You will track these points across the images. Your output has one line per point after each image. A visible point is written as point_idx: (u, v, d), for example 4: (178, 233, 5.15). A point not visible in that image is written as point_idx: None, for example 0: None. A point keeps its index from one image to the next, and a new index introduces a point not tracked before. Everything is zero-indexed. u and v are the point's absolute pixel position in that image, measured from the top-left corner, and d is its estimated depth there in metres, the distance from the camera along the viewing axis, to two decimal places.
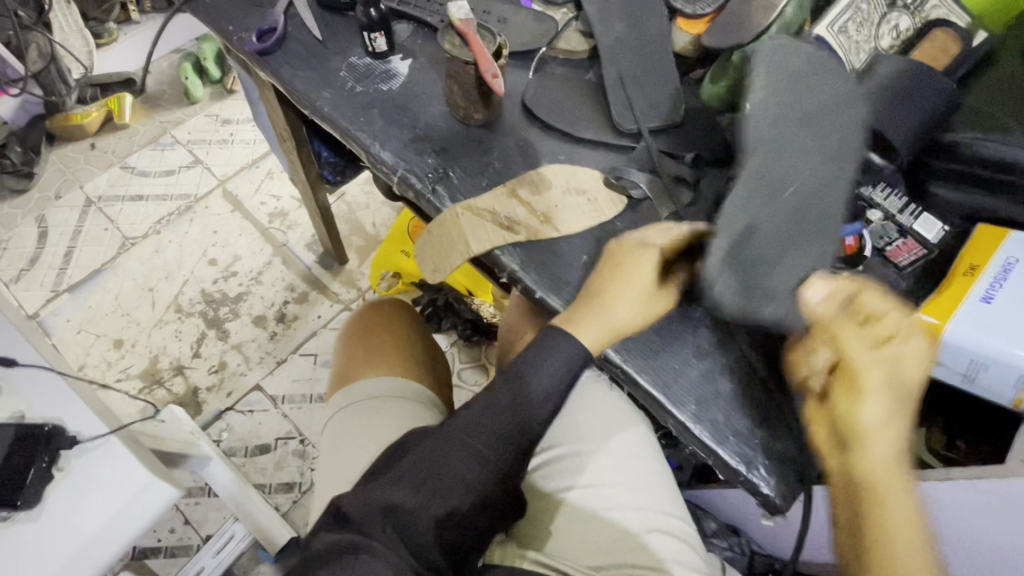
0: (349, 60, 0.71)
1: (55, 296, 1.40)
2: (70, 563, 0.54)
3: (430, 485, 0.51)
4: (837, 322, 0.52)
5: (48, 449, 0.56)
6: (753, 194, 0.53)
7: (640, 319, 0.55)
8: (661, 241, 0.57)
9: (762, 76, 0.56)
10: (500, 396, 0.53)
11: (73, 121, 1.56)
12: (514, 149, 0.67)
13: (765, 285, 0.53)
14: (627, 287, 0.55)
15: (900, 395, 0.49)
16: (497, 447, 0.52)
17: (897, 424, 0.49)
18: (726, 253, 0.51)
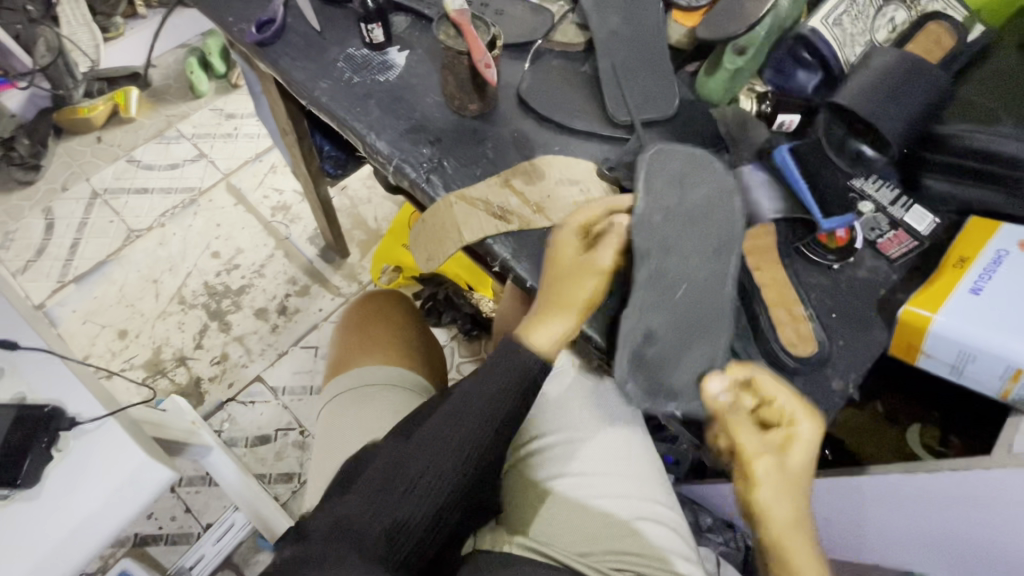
0: (348, 51, 0.72)
1: (60, 286, 1.42)
2: (69, 541, 0.55)
3: (391, 497, 0.52)
4: (733, 418, 0.54)
5: (48, 429, 0.57)
6: (649, 298, 0.55)
7: (599, 285, 0.57)
8: (574, 225, 0.58)
9: (645, 185, 0.57)
10: (456, 408, 0.55)
11: (80, 115, 1.58)
12: (509, 139, 0.67)
13: (666, 384, 0.54)
14: (557, 275, 0.57)
15: (794, 478, 0.54)
16: (456, 456, 0.53)
17: (795, 504, 0.53)
18: (631, 358, 0.54)
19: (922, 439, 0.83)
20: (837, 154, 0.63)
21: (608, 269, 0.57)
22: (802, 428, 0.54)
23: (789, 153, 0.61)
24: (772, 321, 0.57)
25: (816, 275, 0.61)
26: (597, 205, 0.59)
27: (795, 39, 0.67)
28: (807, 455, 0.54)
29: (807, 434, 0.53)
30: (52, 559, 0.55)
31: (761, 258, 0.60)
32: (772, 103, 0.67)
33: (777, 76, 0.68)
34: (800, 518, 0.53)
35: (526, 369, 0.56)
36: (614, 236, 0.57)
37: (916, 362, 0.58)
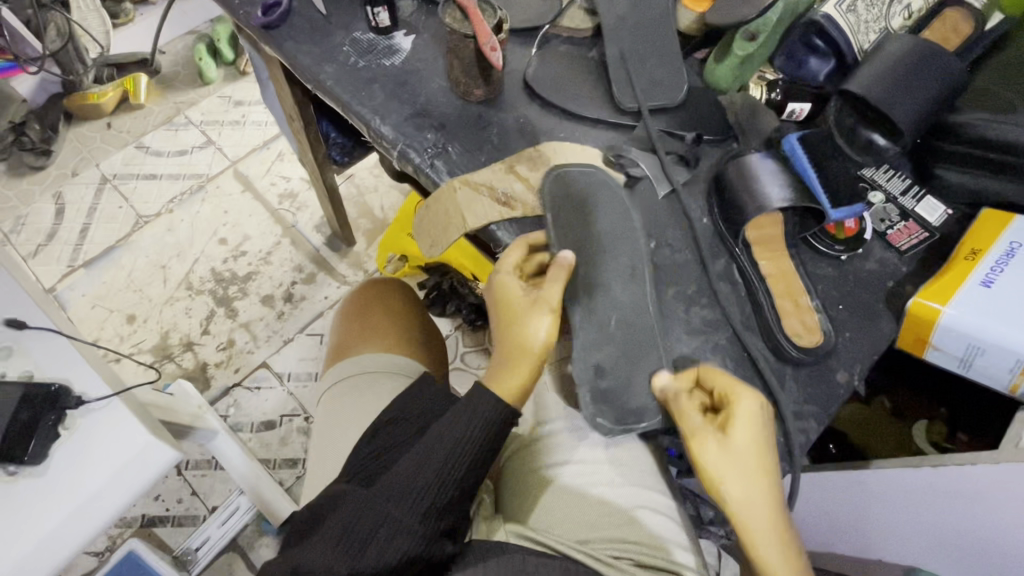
0: (353, 35, 0.72)
1: (70, 271, 1.44)
2: (74, 518, 0.56)
3: (347, 552, 0.50)
4: (678, 406, 0.53)
5: (55, 408, 0.58)
6: (589, 336, 0.56)
7: (551, 331, 0.56)
8: (509, 268, 0.58)
9: (553, 219, 0.58)
10: (417, 460, 0.54)
11: (90, 100, 1.59)
12: (514, 126, 0.67)
13: (629, 407, 0.55)
14: (506, 319, 0.57)
15: (745, 461, 0.50)
16: (416, 512, 0.53)
17: (752, 486, 0.50)
18: (591, 396, 0.55)
19: (929, 436, 0.82)
20: (847, 144, 0.62)
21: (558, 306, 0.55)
22: (745, 402, 0.51)
23: (798, 141, 0.60)
24: (779, 310, 0.57)
25: (824, 266, 0.60)
26: (518, 244, 0.58)
27: (806, 27, 0.66)
28: (756, 434, 0.51)
29: (749, 410, 0.51)
30: (57, 536, 0.55)
31: (767, 248, 0.60)
32: (781, 91, 0.66)
33: (788, 63, 0.67)
34: (764, 492, 0.50)
35: (488, 423, 0.55)
36: (557, 270, 0.56)
37: (923, 355, 0.57)
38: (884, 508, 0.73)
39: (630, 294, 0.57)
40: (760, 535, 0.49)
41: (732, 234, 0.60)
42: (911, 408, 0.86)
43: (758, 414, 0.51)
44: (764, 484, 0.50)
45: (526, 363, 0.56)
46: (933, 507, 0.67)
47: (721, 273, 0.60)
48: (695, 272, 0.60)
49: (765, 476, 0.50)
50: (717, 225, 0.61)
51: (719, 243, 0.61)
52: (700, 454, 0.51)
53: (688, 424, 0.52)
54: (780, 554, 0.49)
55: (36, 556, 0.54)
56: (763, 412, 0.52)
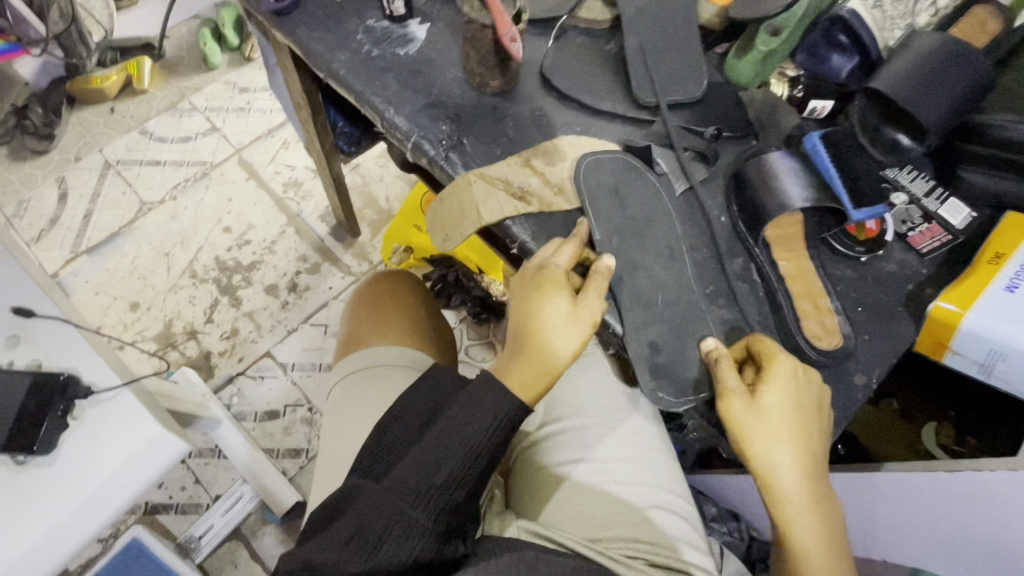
0: (367, 23, 0.70)
1: (74, 257, 1.43)
2: (83, 508, 0.56)
3: (361, 552, 0.50)
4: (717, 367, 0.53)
5: (64, 397, 0.57)
6: (638, 316, 0.56)
7: (585, 336, 0.55)
8: (562, 261, 0.56)
9: (591, 206, 0.59)
10: (431, 458, 0.53)
11: (93, 85, 1.57)
12: (530, 118, 0.65)
13: (688, 378, 0.55)
14: (547, 318, 0.54)
15: (779, 428, 0.51)
16: (430, 510, 0.52)
17: (783, 449, 0.51)
18: (649, 372, 0.54)
19: (937, 439, 0.82)
20: (870, 143, 0.60)
21: (597, 315, 0.55)
22: (783, 369, 0.52)
23: (819, 140, 0.59)
24: (798, 312, 0.56)
25: (843, 267, 0.59)
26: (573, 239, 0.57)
27: (831, 20, 0.64)
28: (793, 402, 0.51)
29: (787, 376, 0.51)
30: (65, 525, 0.55)
31: (785, 247, 0.59)
32: (804, 88, 0.65)
33: (810, 59, 0.66)
34: (794, 452, 0.51)
35: (502, 421, 0.54)
36: (600, 281, 0.55)
37: (943, 360, 0.57)
38: (893, 510, 0.73)
39: (644, 292, 0.57)
40: (786, 494, 0.51)
41: (752, 233, 0.59)
42: (920, 409, 0.86)
43: (796, 380, 0.52)
44: (796, 448, 0.51)
45: (548, 371, 0.55)
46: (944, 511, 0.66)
47: (739, 273, 0.59)
48: (713, 271, 0.59)
49: (796, 442, 0.51)
50: (735, 225, 0.60)
51: (736, 241, 0.61)
52: (735, 418, 0.52)
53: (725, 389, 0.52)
54: (804, 510, 0.52)
55: (45, 545, 0.54)
56: (803, 379, 0.52)
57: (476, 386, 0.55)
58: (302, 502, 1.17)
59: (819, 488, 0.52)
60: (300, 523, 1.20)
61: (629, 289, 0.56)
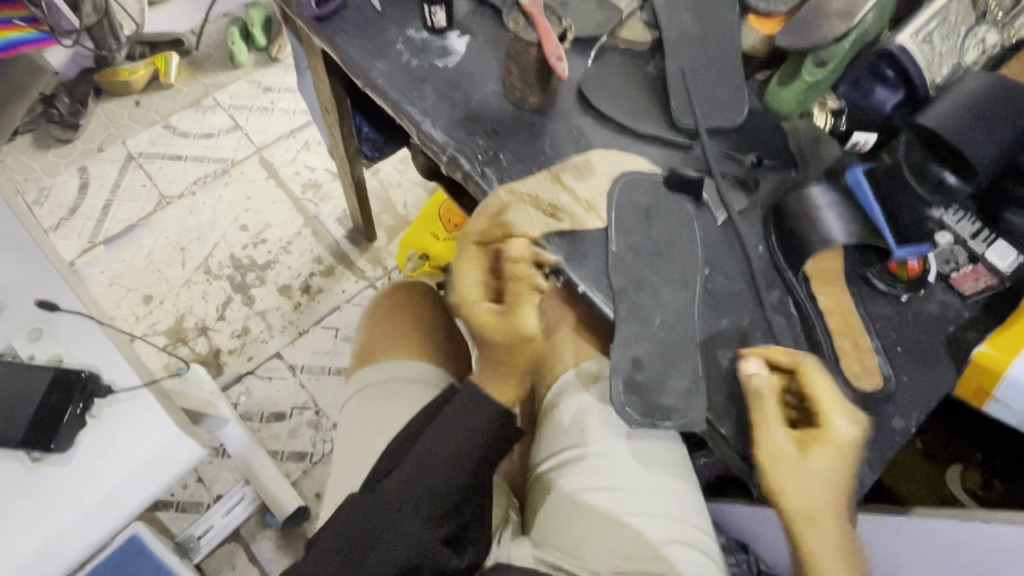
0: (407, 33, 0.70)
1: (91, 247, 1.43)
2: (96, 510, 0.54)
3: (354, 558, 0.49)
4: (766, 403, 0.52)
5: (83, 395, 0.56)
6: (660, 329, 0.55)
7: (534, 332, 0.58)
8: (477, 292, 0.58)
9: (616, 222, 0.59)
10: (416, 471, 0.54)
11: (121, 77, 1.59)
12: (566, 136, 0.65)
13: (659, 403, 0.53)
14: (496, 343, 0.57)
15: (818, 480, 0.50)
16: (418, 517, 0.52)
17: (824, 496, 0.51)
18: (627, 385, 0.53)
19: (964, 484, 0.81)
20: (917, 182, 0.59)
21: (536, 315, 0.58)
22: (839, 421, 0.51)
23: (863, 173, 0.59)
24: (836, 349, 0.55)
25: (883, 305, 0.58)
26: (468, 247, 0.60)
27: (879, 54, 0.63)
28: (842, 451, 0.51)
29: (840, 428, 0.51)
30: (77, 527, 0.53)
31: (825, 282, 0.57)
32: (847, 121, 0.64)
33: (854, 90, 0.64)
34: (833, 503, 0.51)
35: (481, 425, 0.56)
36: (518, 280, 0.58)
37: (986, 408, 0.56)
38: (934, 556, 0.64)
39: (675, 315, 0.56)
40: (818, 543, 0.50)
41: (791, 266, 0.58)
42: (942, 450, 0.84)
43: (849, 433, 0.51)
44: (834, 496, 0.51)
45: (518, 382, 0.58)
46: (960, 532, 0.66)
47: (776, 306, 0.58)
48: (750, 303, 0.58)
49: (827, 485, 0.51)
50: (774, 258, 0.59)
51: (774, 274, 0.59)
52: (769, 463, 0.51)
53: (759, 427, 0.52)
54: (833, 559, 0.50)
55: (56, 548, 0.53)
56: (852, 432, 0.51)
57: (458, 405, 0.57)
58: (305, 507, 1.15)
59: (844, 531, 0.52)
60: (301, 528, 1.18)
61: (629, 303, 0.56)
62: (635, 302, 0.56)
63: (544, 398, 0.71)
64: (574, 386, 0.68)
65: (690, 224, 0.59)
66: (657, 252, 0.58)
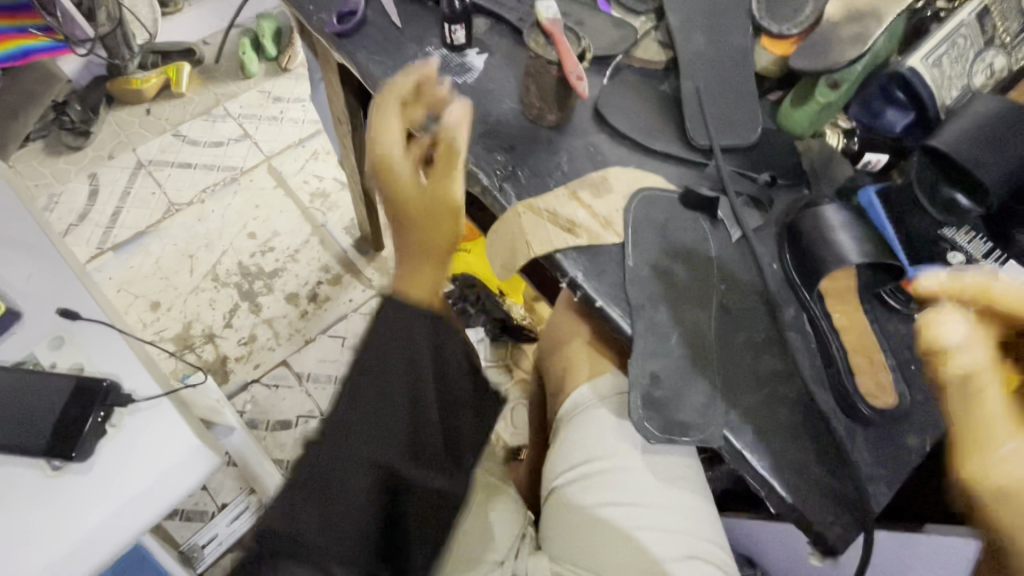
0: (426, 50, 0.71)
1: (99, 253, 1.44)
2: (115, 520, 0.54)
3: (314, 497, 0.47)
4: (983, 384, 0.38)
5: (105, 403, 0.57)
6: (675, 346, 0.56)
7: (457, 208, 0.57)
8: (394, 144, 0.56)
9: (633, 238, 0.60)
10: (348, 421, 0.49)
11: (132, 86, 1.61)
12: (583, 152, 0.66)
13: (677, 419, 0.54)
14: (417, 212, 0.56)
15: None
16: (376, 445, 0.48)
17: None
18: (643, 400, 0.54)
19: None
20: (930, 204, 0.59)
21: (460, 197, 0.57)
22: None
23: (874, 194, 0.61)
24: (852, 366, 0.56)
25: (895, 323, 0.59)
26: (388, 103, 0.59)
27: (888, 77, 0.64)
28: None
29: None
30: (96, 537, 0.54)
31: (839, 300, 0.59)
32: (859, 141, 0.66)
33: (863, 111, 0.67)
34: None
35: (415, 339, 0.52)
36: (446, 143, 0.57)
37: None
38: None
39: (692, 331, 0.57)
40: None
41: (806, 284, 0.59)
42: None
43: None
44: None
45: (438, 261, 0.57)
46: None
47: (791, 322, 0.59)
48: (765, 320, 0.59)
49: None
50: (789, 275, 0.60)
51: (789, 292, 0.60)
52: (1018, 506, 0.35)
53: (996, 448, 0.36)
54: None
55: (74, 557, 0.53)
56: None
57: (374, 338, 0.51)
58: None
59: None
60: None
61: (646, 318, 0.56)
62: (652, 317, 0.57)
63: (559, 412, 0.72)
64: (590, 400, 0.68)
65: (706, 242, 0.61)
66: (671, 270, 0.59)
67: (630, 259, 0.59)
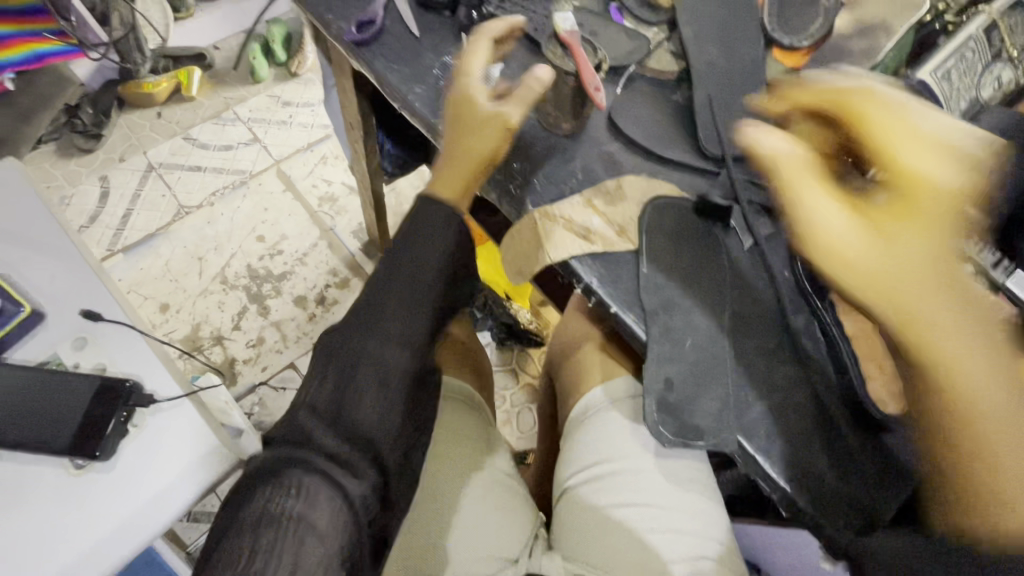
0: (443, 59, 0.73)
1: (110, 255, 1.45)
2: (137, 517, 0.55)
3: (348, 375, 0.53)
4: (793, 165, 0.48)
5: (127, 404, 0.58)
6: (688, 352, 0.57)
7: (503, 137, 0.61)
8: (473, 68, 0.63)
9: (647, 245, 0.61)
10: (375, 304, 0.55)
11: (144, 90, 1.63)
12: (597, 160, 0.67)
13: (692, 423, 0.55)
14: (469, 123, 0.61)
15: (914, 253, 0.44)
16: (402, 331, 0.55)
17: (916, 257, 0.44)
18: (657, 404, 0.55)
19: None
20: None
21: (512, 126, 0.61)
22: (921, 158, 0.45)
23: None
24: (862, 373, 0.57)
25: None
26: (481, 40, 0.65)
27: (898, 88, 0.66)
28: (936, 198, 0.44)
29: (927, 167, 0.45)
30: (118, 534, 0.54)
31: (849, 309, 0.60)
32: None
33: None
34: (937, 276, 0.44)
35: (439, 240, 0.58)
36: (525, 91, 0.62)
37: None
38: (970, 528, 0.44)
39: (705, 337, 0.58)
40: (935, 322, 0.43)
41: (818, 292, 0.60)
42: None
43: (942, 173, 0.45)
44: (931, 261, 0.44)
45: (469, 169, 0.61)
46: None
47: (802, 330, 0.60)
48: (777, 327, 0.60)
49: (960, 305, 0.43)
50: (800, 283, 0.61)
51: (800, 300, 0.61)
52: (842, 259, 0.45)
53: (806, 214, 0.46)
54: (967, 343, 0.43)
55: (97, 554, 0.54)
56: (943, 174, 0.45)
57: (399, 239, 0.58)
58: None
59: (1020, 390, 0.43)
60: None
61: (660, 324, 0.58)
62: (666, 323, 0.58)
63: (572, 415, 0.73)
64: (603, 405, 0.69)
65: (719, 250, 0.62)
66: (686, 276, 0.60)
67: (643, 265, 0.60)
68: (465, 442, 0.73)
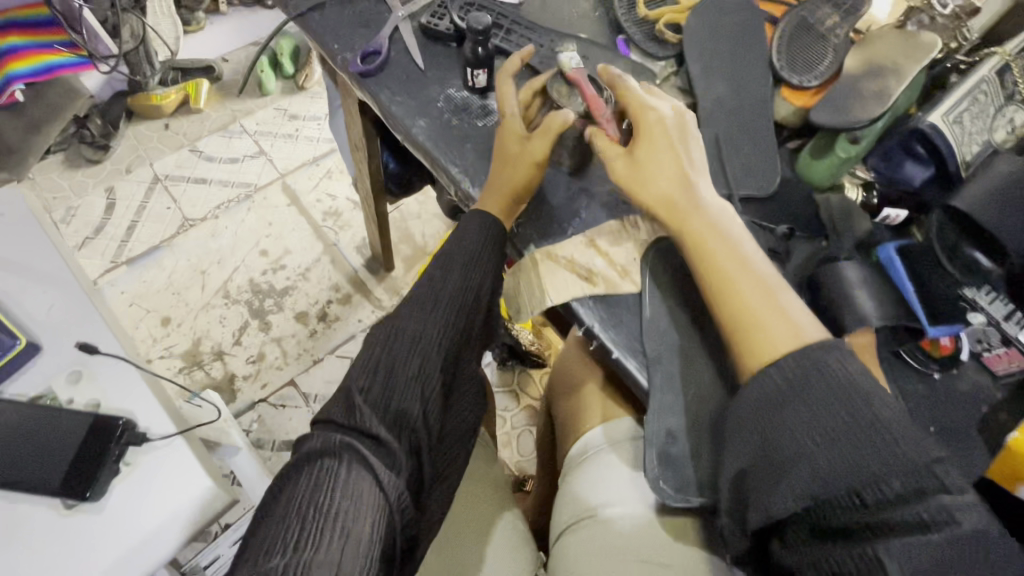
0: (448, 91, 0.72)
1: (113, 266, 1.45)
2: (124, 560, 0.54)
3: (396, 365, 0.54)
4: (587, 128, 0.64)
5: (119, 443, 0.57)
6: (691, 404, 0.55)
7: (537, 167, 0.62)
8: (511, 104, 0.66)
9: (650, 288, 0.59)
10: (423, 303, 0.58)
11: (153, 102, 1.63)
12: (600, 197, 0.66)
13: (692, 477, 0.54)
14: (506, 154, 0.63)
15: (656, 164, 0.58)
16: (448, 329, 0.58)
17: (663, 171, 0.58)
18: (657, 457, 0.54)
19: None
20: (949, 261, 0.59)
21: (542, 156, 0.62)
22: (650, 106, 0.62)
23: (894, 250, 0.60)
24: None
25: (914, 381, 0.58)
26: (507, 80, 0.67)
27: (909, 132, 0.65)
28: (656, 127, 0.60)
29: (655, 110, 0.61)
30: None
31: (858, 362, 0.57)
32: (878, 196, 0.65)
33: (884, 163, 0.67)
34: (677, 176, 0.58)
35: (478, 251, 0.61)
36: (550, 124, 0.62)
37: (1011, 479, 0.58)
38: (801, 411, 0.46)
39: (708, 388, 0.56)
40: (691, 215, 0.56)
41: None
42: None
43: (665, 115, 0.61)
44: (671, 170, 0.58)
45: (507, 193, 0.62)
46: (926, 476, 0.41)
47: None
48: None
49: (695, 200, 0.57)
50: None
51: None
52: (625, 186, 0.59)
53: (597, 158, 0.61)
54: (710, 225, 0.56)
55: None
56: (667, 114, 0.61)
57: (447, 248, 0.62)
58: None
59: (759, 266, 0.54)
60: None
61: (663, 372, 0.56)
62: (669, 372, 0.56)
63: (573, 453, 0.73)
64: (603, 447, 0.69)
65: None
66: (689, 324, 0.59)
67: (646, 309, 0.58)
68: (476, 478, 0.74)
